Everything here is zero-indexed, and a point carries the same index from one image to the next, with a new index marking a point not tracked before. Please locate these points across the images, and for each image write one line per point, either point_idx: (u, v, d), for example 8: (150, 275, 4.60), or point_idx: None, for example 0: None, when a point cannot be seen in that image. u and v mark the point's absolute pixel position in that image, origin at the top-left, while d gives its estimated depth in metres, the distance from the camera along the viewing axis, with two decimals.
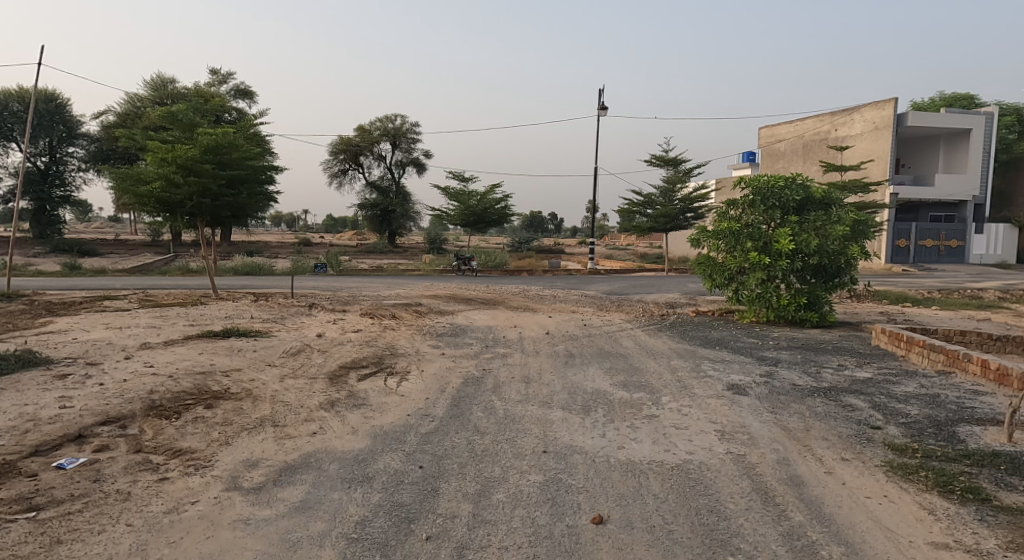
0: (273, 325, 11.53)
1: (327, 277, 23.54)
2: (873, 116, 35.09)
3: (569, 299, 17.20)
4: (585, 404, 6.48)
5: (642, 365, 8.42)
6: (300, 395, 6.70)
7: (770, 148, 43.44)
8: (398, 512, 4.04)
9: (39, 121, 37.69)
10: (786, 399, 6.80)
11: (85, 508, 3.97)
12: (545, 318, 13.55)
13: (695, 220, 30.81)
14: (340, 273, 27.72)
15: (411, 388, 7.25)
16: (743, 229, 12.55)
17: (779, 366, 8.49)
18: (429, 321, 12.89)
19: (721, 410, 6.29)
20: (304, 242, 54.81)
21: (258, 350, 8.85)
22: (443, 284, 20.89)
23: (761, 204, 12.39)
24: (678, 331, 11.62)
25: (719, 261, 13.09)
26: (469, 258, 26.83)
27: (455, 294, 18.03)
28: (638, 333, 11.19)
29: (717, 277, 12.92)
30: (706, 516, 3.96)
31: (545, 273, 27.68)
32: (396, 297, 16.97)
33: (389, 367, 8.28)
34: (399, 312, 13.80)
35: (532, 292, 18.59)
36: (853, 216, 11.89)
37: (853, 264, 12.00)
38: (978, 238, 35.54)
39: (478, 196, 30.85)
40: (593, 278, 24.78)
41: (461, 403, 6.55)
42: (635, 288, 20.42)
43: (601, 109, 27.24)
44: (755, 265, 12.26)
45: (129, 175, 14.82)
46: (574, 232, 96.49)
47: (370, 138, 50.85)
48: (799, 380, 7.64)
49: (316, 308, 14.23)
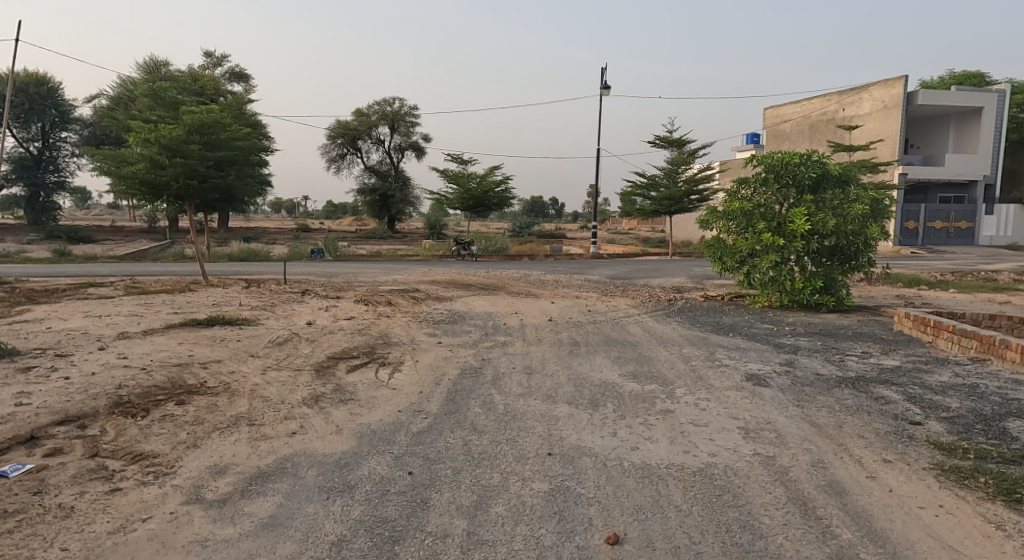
0: (262, 313, 10.97)
1: (324, 263, 22.92)
2: (882, 94, 34.46)
3: (572, 284, 16.67)
4: (593, 398, 5.93)
5: (653, 354, 7.86)
6: (282, 389, 6.14)
7: (775, 130, 42.60)
8: (382, 530, 3.49)
9: (30, 106, 37.16)
10: (811, 391, 6.25)
11: (18, 527, 3.43)
12: (547, 303, 13.03)
13: (701, 203, 30.20)
14: (337, 260, 27.31)
15: (403, 381, 6.73)
16: (755, 209, 11.98)
17: (798, 354, 7.95)
18: (426, 307, 12.34)
19: (743, 404, 5.74)
20: (304, 228, 54.40)
21: (242, 340, 8.29)
22: (442, 269, 20.37)
23: (774, 182, 11.83)
24: (688, 316, 11.05)
25: (729, 243, 12.55)
26: (468, 243, 26.29)
27: (453, 280, 17.44)
28: (645, 319, 10.64)
29: (727, 261, 12.38)
30: (738, 534, 3.41)
31: (546, 258, 27.19)
32: (393, 283, 16.41)
33: (381, 358, 7.77)
34: (395, 299, 13.25)
35: (533, 277, 18.05)
36: (872, 194, 11.24)
37: (872, 245, 11.35)
38: (988, 220, 34.89)
39: (478, 179, 30.26)
40: (596, 262, 24.22)
41: (457, 398, 6.00)
42: (639, 273, 19.89)
43: (603, 88, 26.54)
44: (768, 247, 11.72)
45: (112, 157, 14.15)
46: (575, 217, 95.94)
47: (367, 122, 50.31)
48: (823, 370, 7.11)
49: (309, 295, 13.68)
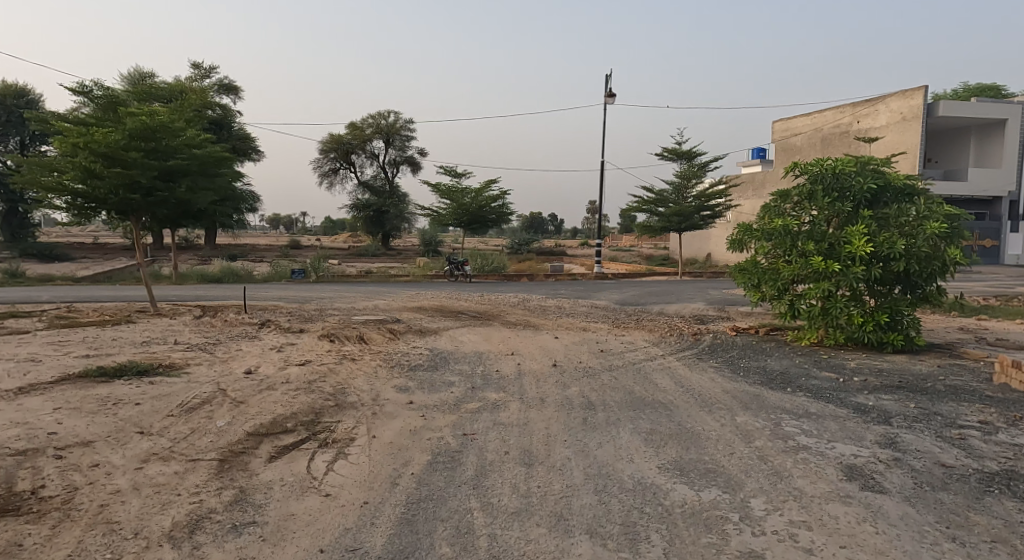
0: (198, 355, 8.85)
1: (303, 286, 20.86)
2: (900, 105, 32.69)
3: (577, 312, 14.59)
4: (627, 523, 3.83)
5: (699, 426, 5.75)
6: (153, 504, 4.02)
7: (785, 143, 40.41)
8: None
9: (7, 119, 35.19)
10: (954, 502, 4.16)
11: None
12: (549, 338, 10.97)
13: (712, 219, 28.25)
14: (320, 281, 25.29)
15: (346, 478, 4.62)
16: (800, 228, 10.04)
17: (895, 424, 5.84)
18: (403, 345, 10.24)
19: (865, 539, 3.64)
20: (295, 245, 52.41)
21: (143, 403, 6.15)
22: (431, 293, 18.32)
23: (824, 195, 9.92)
24: (725, 360, 8.98)
25: (768, 268, 10.61)
26: (462, 262, 24.23)
27: (441, 306, 15.35)
28: (672, 364, 8.56)
29: (767, 289, 10.41)
30: None
31: (545, 278, 25.16)
32: (372, 311, 14.34)
33: (327, 432, 5.67)
34: (368, 334, 11.16)
35: (533, 303, 15.97)
36: (946, 209, 9.25)
37: (949, 270, 9.28)
38: (1014, 237, 32.97)
39: (472, 193, 28.20)
40: (601, 284, 22.15)
41: (417, 522, 3.90)
42: (651, 297, 17.82)
43: (607, 96, 24.65)
44: (819, 273, 9.71)
45: (39, 164, 12.20)
46: (575, 234, 94.23)
47: (361, 136, 48.54)
48: (947, 455, 5.01)
49: (268, 328, 11.59)
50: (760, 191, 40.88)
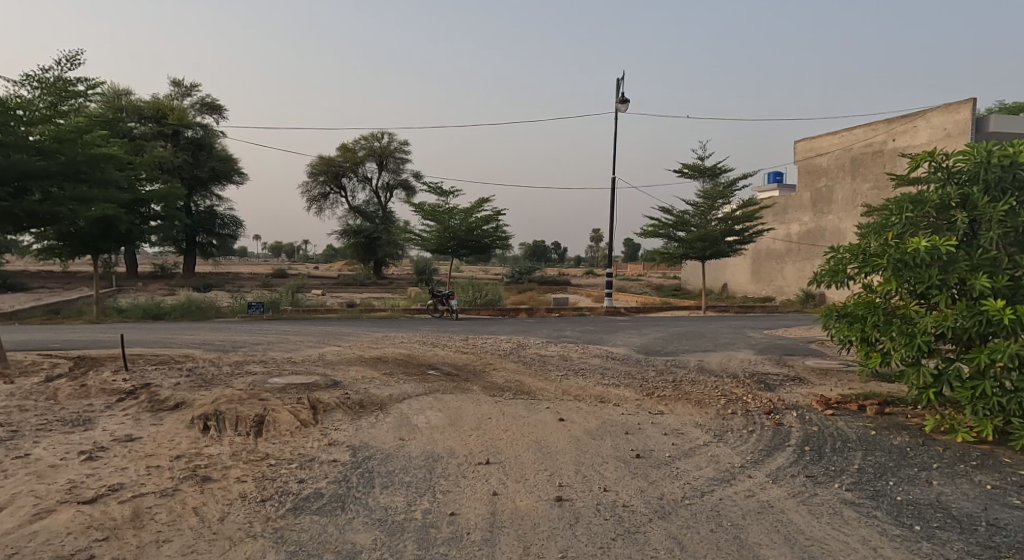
0: None
1: (251, 324, 17.06)
2: (944, 121, 28.99)
3: (590, 366, 10.74)
4: None
5: None
6: None
7: (809, 164, 35.81)
8: None
9: None
10: None
11: None
12: (550, 419, 7.13)
13: (739, 246, 24.52)
14: (279, 318, 21.44)
15: None
16: (956, 252, 6.25)
17: None
18: (313, 437, 6.38)
19: None
20: (279, 273, 48.75)
21: None
22: (402, 336, 14.46)
23: (995, 200, 6.20)
24: (860, 482, 5.13)
25: (890, 314, 6.75)
26: (448, 295, 20.46)
27: (407, 357, 11.51)
28: (777, 500, 4.70)
29: (894, 350, 6.54)
30: None
31: (546, 314, 21.34)
32: (310, 365, 10.51)
33: None
34: (273, 411, 7.30)
35: (530, 352, 12.11)
36: None
37: None
38: None
39: (461, 214, 24.55)
40: (614, 323, 18.30)
41: None
42: (682, 343, 13.92)
43: (618, 102, 21.10)
44: (996, 328, 5.89)
45: None
46: (579, 262, 90.34)
47: (353, 157, 45.26)
48: None
49: (133, 400, 7.78)
50: (783, 216, 37.20)
